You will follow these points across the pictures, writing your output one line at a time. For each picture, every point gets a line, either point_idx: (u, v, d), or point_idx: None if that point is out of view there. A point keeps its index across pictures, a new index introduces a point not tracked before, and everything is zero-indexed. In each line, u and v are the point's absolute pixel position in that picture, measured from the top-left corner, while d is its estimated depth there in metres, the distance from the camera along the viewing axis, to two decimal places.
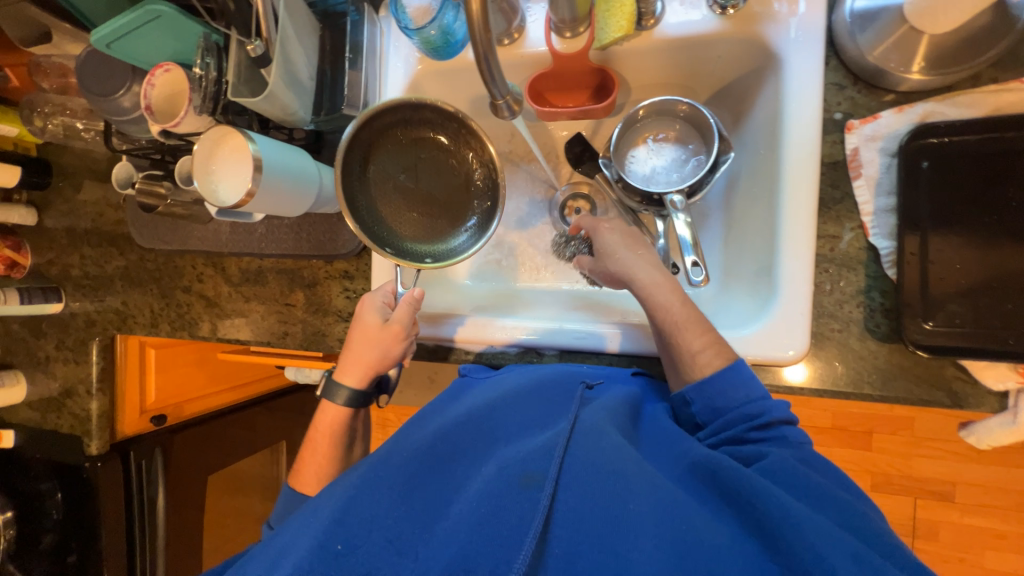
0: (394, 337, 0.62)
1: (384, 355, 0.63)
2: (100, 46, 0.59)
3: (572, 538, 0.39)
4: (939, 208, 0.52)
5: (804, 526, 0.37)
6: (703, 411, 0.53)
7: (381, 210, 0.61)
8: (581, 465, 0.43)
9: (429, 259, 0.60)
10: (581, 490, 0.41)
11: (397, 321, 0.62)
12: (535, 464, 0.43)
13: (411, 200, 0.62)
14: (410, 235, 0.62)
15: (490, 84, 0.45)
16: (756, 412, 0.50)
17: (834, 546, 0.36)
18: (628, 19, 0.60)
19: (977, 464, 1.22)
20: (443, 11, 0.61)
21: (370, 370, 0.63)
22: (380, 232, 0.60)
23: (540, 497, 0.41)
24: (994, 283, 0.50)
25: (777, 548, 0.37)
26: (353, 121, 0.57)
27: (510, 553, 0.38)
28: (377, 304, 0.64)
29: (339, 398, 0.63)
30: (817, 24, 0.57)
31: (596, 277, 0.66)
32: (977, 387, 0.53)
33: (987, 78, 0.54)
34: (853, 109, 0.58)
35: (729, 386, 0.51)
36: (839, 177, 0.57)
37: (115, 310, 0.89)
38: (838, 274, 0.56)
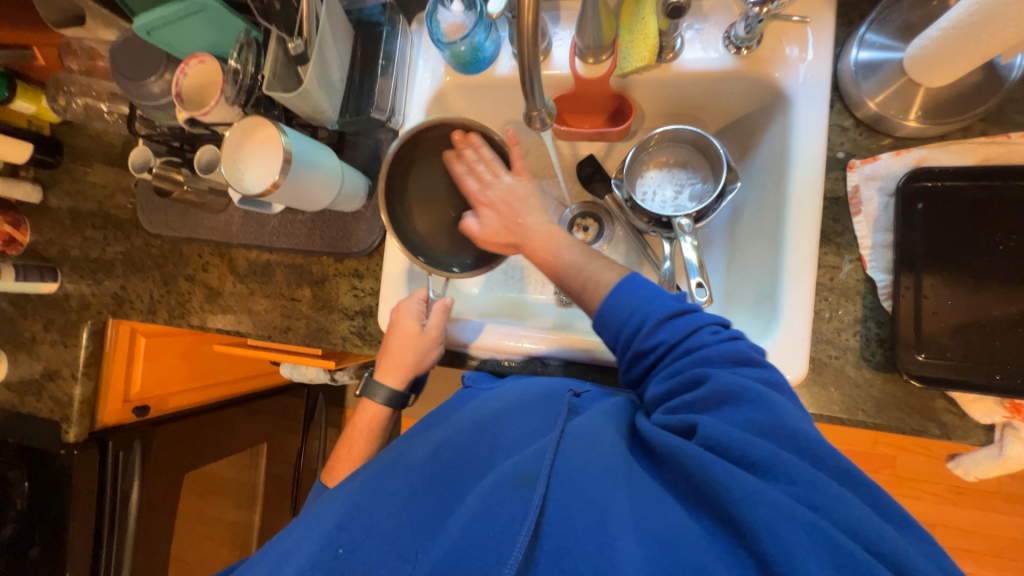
0: (433, 343, 0.66)
1: (422, 357, 0.66)
2: (140, 32, 0.60)
3: (562, 535, 0.38)
4: (932, 247, 0.55)
5: (759, 500, 0.35)
6: (608, 336, 0.52)
7: (418, 223, 0.65)
8: (571, 466, 0.42)
9: (456, 267, 0.66)
10: (575, 486, 0.41)
11: (433, 328, 0.66)
12: (529, 464, 0.43)
13: (443, 211, 0.67)
14: (441, 246, 0.66)
15: (528, 95, 0.48)
16: (641, 318, 0.49)
17: (795, 528, 0.34)
18: (651, 50, 0.62)
19: (955, 506, 1.25)
20: (476, 29, 0.63)
21: (410, 371, 0.67)
22: (416, 243, 0.64)
23: (534, 497, 0.41)
24: (981, 322, 0.53)
25: (747, 543, 0.35)
26: (395, 139, 0.61)
27: (505, 547, 0.38)
28: (412, 310, 0.66)
29: (378, 397, 0.68)
30: (824, 71, 0.61)
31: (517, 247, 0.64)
32: (965, 420, 0.55)
33: (977, 131, 0.58)
34: (854, 149, 0.61)
35: (615, 311, 0.51)
36: (840, 212, 0.60)
37: (112, 294, 0.88)
38: (837, 302, 0.59)
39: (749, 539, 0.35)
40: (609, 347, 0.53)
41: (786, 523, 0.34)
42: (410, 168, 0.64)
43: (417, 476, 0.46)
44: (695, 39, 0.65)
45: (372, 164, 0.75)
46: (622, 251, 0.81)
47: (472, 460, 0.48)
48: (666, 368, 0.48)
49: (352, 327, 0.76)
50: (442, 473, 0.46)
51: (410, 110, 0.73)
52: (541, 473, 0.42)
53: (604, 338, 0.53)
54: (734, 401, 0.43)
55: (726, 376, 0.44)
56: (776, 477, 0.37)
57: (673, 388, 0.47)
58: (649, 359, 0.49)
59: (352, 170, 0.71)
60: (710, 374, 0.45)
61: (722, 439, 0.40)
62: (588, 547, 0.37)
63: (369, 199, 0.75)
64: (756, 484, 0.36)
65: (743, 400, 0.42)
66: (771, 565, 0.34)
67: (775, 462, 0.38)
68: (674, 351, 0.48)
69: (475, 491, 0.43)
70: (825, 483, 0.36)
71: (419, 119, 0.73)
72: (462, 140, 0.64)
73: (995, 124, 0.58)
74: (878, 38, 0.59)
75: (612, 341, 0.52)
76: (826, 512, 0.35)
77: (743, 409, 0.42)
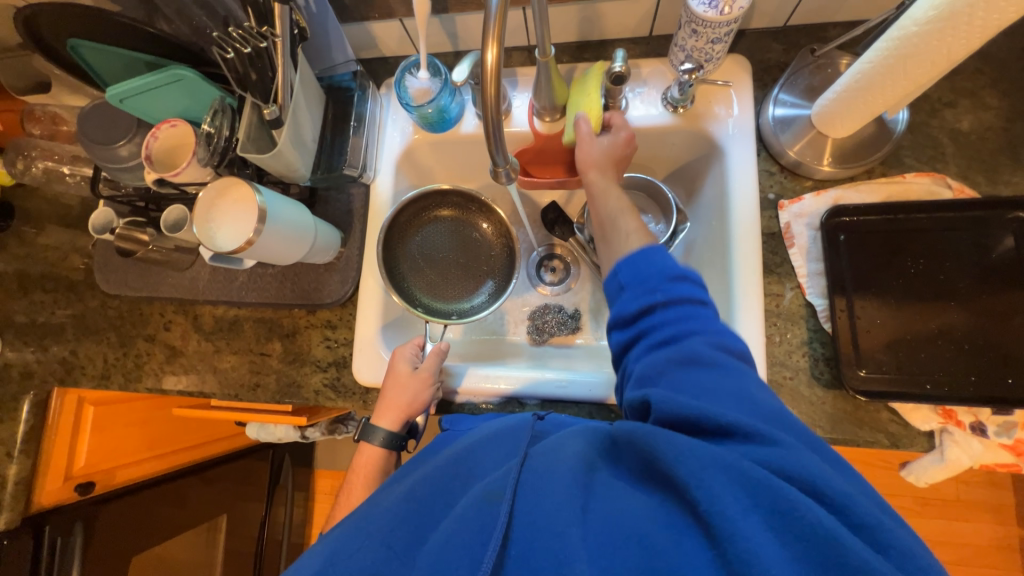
0: (424, 384, 0.65)
1: (415, 398, 0.65)
2: (113, 100, 0.62)
3: (527, 538, 0.39)
4: (858, 273, 0.62)
5: (704, 464, 0.36)
6: (628, 273, 0.53)
7: (417, 285, 0.74)
8: (537, 476, 0.42)
9: (454, 316, 0.73)
10: (535, 494, 0.41)
11: (426, 369, 0.66)
12: (495, 481, 0.43)
13: (441, 270, 0.76)
14: (441, 298, 0.75)
15: (494, 152, 0.50)
16: (667, 268, 0.51)
17: (737, 492, 0.35)
18: (596, 124, 0.66)
19: (921, 517, 1.30)
20: (441, 93, 0.69)
21: (404, 413, 0.65)
22: (412, 295, 0.73)
23: (500, 511, 0.40)
24: (907, 338, 0.60)
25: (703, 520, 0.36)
26: (392, 207, 0.72)
27: (476, 553, 0.39)
28: (407, 354, 0.67)
29: (376, 440, 0.65)
30: (749, 124, 0.70)
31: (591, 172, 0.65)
32: (908, 428, 0.60)
33: (879, 173, 0.67)
34: (782, 191, 0.69)
35: (645, 256, 0.53)
36: (777, 246, 0.67)
37: (61, 360, 0.82)
38: (785, 326, 0.65)
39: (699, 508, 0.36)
40: (621, 285, 0.53)
41: (729, 482, 0.35)
42: (404, 231, 0.74)
43: (391, 511, 0.45)
44: (637, 100, 0.73)
45: (343, 217, 0.78)
46: (588, 290, 0.85)
47: (447, 490, 0.47)
48: (649, 330, 0.49)
49: (324, 378, 0.75)
50: (414, 506, 0.45)
51: (380, 165, 0.77)
52: (507, 489, 0.42)
53: (621, 278, 0.53)
54: (701, 367, 0.45)
55: (700, 348, 0.46)
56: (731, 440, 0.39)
57: (662, 341, 0.48)
58: (646, 335, 0.49)
59: (324, 224, 0.73)
60: (690, 342, 0.47)
61: (671, 411, 0.42)
62: (549, 543, 0.38)
63: (342, 250, 0.77)
64: (697, 446, 0.38)
65: (708, 365, 0.45)
66: (724, 535, 0.34)
67: (730, 423, 0.39)
68: (667, 319, 0.49)
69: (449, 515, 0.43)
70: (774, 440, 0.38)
71: (389, 174, 0.77)
72: (454, 204, 0.76)
73: (893, 167, 0.67)
74: (790, 98, 0.69)
75: (630, 274, 0.53)
76: (779, 469, 0.36)
77: (707, 370, 0.44)
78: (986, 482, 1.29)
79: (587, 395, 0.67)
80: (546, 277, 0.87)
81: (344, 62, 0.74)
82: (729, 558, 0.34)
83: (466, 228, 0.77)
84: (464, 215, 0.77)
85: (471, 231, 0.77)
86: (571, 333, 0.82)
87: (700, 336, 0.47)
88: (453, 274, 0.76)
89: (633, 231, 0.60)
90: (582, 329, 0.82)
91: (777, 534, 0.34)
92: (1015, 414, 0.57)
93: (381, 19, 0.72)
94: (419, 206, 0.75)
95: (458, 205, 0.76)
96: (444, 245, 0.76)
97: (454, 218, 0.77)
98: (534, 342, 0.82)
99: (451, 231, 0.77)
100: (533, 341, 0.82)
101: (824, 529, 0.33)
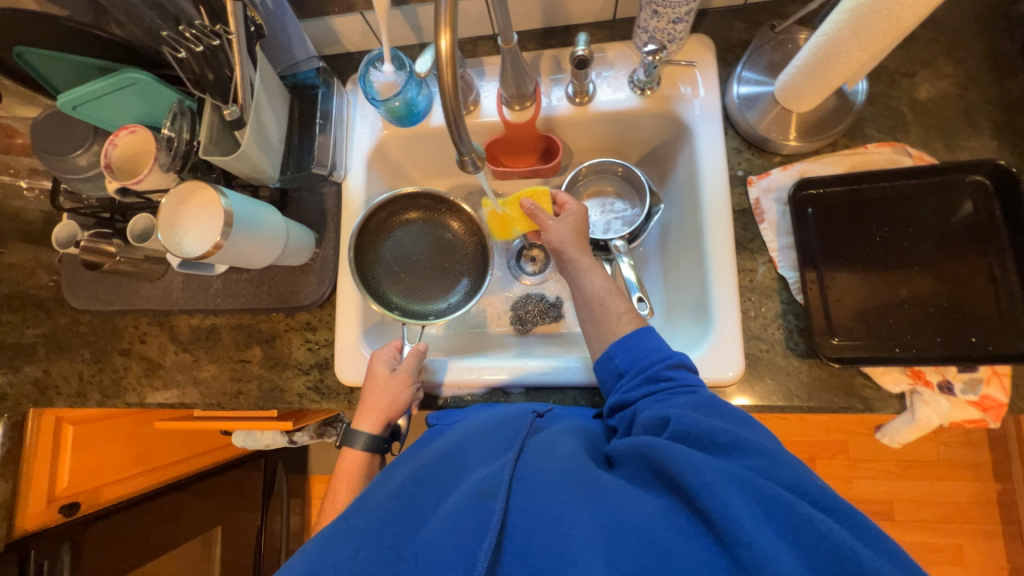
0: (403, 385, 0.65)
1: (394, 400, 0.65)
2: (65, 108, 0.60)
3: (524, 538, 0.38)
4: (826, 245, 0.64)
5: (708, 468, 0.37)
6: (625, 359, 0.56)
7: (392, 290, 0.73)
8: (531, 474, 0.42)
9: (431, 317, 0.73)
10: (532, 494, 0.40)
11: (404, 369, 0.66)
12: (491, 479, 0.43)
13: (416, 273, 0.75)
14: (417, 300, 0.74)
15: (457, 142, 0.49)
16: (665, 354, 0.54)
17: (741, 494, 0.35)
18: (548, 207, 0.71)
19: (905, 480, 1.35)
20: (407, 86, 0.68)
21: (383, 416, 0.65)
22: (387, 299, 0.72)
23: (494, 508, 0.40)
24: (874, 305, 0.61)
25: (708, 521, 0.35)
26: (362, 212, 0.72)
27: (472, 553, 0.37)
28: (384, 356, 0.67)
29: (358, 444, 0.64)
30: (715, 104, 0.70)
31: (567, 253, 0.67)
32: (880, 391, 0.61)
33: (842, 145, 0.69)
34: (750, 168, 0.70)
35: (640, 341, 0.56)
36: (748, 222, 0.68)
37: (34, 381, 0.80)
38: (759, 301, 0.66)
39: (703, 510, 0.36)
40: (619, 371, 0.57)
41: (736, 488, 0.35)
42: (375, 237, 0.74)
43: (385, 507, 0.43)
44: (605, 84, 0.73)
45: (317, 217, 0.77)
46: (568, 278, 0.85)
47: (442, 486, 0.46)
48: (655, 391, 0.51)
49: (307, 382, 0.74)
50: (408, 502, 0.43)
51: (351, 163, 0.76)
52: (501, 486, 0.41)
53: (618, 361, 0.57)
54: (715, 413, 0.46)
55: (708, 399, 0.48)
56: (736, 451, 0.40)
57: (667, 396, 0.50)
58: (657, 385, 0.52)
59: (297, 224, 0.72)
60: (697, 394, 0.49)
61: (688, 428, 0.42)
62: (548, 541, 0.37)
63: (317, 252, 0.76)
64: (703, 457, 0.38)
65: (726, 412, 0.46)
66: (728, 537, 0.34)
67: (738, 438, 0.40)
68: (675, 386, 0.51)
69: (442, 510, 0.42)
70: (781, 459, 0.39)
71: (361, 172, 0.76)
72: (422, 207, 0.76)
73: (856, 138, 0.68)
74: (753, 75, 0.69)
75: (630, 359, 0.56)
76: (782, 480, 0.37)
77: (722, 416, 0.46)
78: (964, 443, 1.34)
79: (570, 381, 0.68)
80: (526, 266, 0.87)
81: (306, 59, 0.73)
82: (742, 563, 0.33)
83: (437, 229, 0.76)
84: (436, 217, 0.76)
85: (443, 232, 0.76)
86: (554, 322, 0.82)
87: (705, 392, 0.50)
88: (428, 275, 0.75)
89: (623, 310, 0.61)
90: (565, 317, 0.83)
91: (787, 540, 0.33)
92: (981, 371, 0.58)
93: (342, 14, 0.71)
94: (389, 211, 0.74)
95: (427, 207, 0.76)
96: (416, 248, 0.76)
97: (427, 222, 0.76)
98: (517, 332, 0.83)
99: (424, 235, 0.76)
100: (516, 331, 0.82)
101: (838, 542, 0.33)
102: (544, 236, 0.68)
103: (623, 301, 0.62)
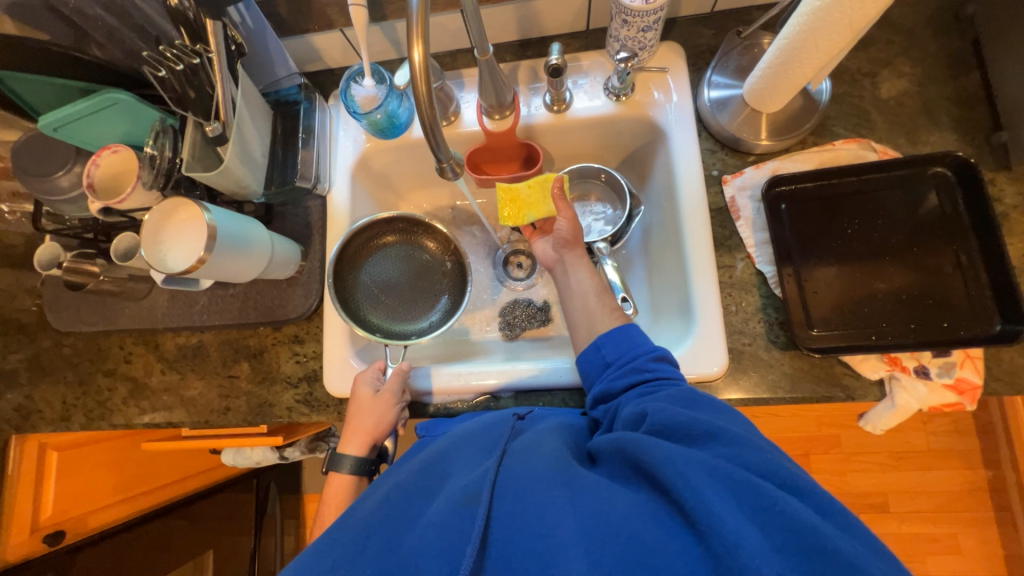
0: (388, 405, 0.65)
1: (380, 421, 0.64)
2: (45, 129, 0.60)
3: (508, 540, 0.38)
4: (800, 239, 0.66)
5: (682, 458, 0.37)
6: (612, 350, 0.57)
7: (372, 314, 0.73)
8: (514, 475, 0.42)
9: (413, 337, 0.73)
10: (515, 496, 0.40)
11: (388, 390, 0.65)
12: (475, 484, 0.42)
13: (396, 296, 0.76)
14: (398, 323, 0.74)
15: (435, 150, 0.51)
16: (650, 346, 0.56)
17: (715, 483, 0.36)
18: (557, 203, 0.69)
19: (897, 471, 1.36)
20: (388, 99, 0.69)
21: (369, 437, 0.64)
22: (368, 323, 0.72)
23: (477, 515, 0.39)
24: (850, 295, 0.63)
25: (684, 512, 0.36)
26: (339, 239, 0.72)
27: (455, 558, 0.38)
28: (367, 377, 0.67)
29: (345, 468, 0.63)
30: (687, 108, 0.73)
31: (570, 243, 0.67)
32: (860, 379, 0.63)
33: (811, 143, 0.71)
34: (724, 167, 0.72)
35: (626, 335, 0.57)
36: (724, 220, 0.70)
37: (16, 407, 0.79)
38: (739, 296, 0.67)
39: (679, 500, 0.36)
40: (605, 362, 0.57)
41: (711, 477, 0.36)
42: (353, 262, 0.74)
43: (368, 517, 0.42)
44: (581, 92, 0.76)
45: (302, 231, 0.77)
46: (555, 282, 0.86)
47: (426, 493, 0.45)
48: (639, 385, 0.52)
49: (297, 395, 0.74)
50: (393, 511, 0.43)
51: (334, 176, 0.77)
52: (484, 491, 0.41)
53: (605, 352, 0.57)
54: (694, 405, 0.47)
55: (687, 390, 0.49)
56: (712, 442, 0.41)
57: (646, 391, 0.51)
58: (640, 376, 0.53)
59: (282, 238, 0.73)
60: (676, 386, 0.50)
61: (667, 422, 0.43)
62: (531, 543, 0.37)
63: (303, 264, 0.77)
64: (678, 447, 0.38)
65: (705, 403, 0.47)
66: (702, 525, 0.34)
67: (714, 429, 0.41)
68: (655, 379, 0.52)
69: (426, 517, 0.41)
70: (756, 446, 0.40)
71: (345, 185, 0.77)
72: (399, 230, 0.77)
73: (823, 136, 0.71)
74: (722, 79, 0.72)
75: (615, 350, 0.57)
76: (756, 466, 0.38)
77: (701, 408, 0.47)
78: (952, 431, 1.36)
79: (557, 381, 0.69)
80: (513, 272, 0.88)
81: (287, 75, 0.75)
82: (715, 550, 0.33)
83: (415, 251, 0.77)
84: (414, 238, 0.78)
85: (421, 253, 0.77)
86: (542, 325, 0.83)
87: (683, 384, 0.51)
88: (408, 296, 0.76)
89: (613, 307, 0.62)
90: (553, 320, 0.84)
91: (760, 524, 0.34)
92: (954, 355, 0.60)
93: (321, 31, 0.73)
94: (366, 237, 0.75)
95: (404, 230, 0.77)
96: (395, 272, 0.76)
97: (406, 243, 0.77)
98: (507, 337, 0.83)
99: (403, 258, 0.77)
100: (506, 336, 0.83)
101: (808, 522, 0.33)
102: (556, 224, 0.67)
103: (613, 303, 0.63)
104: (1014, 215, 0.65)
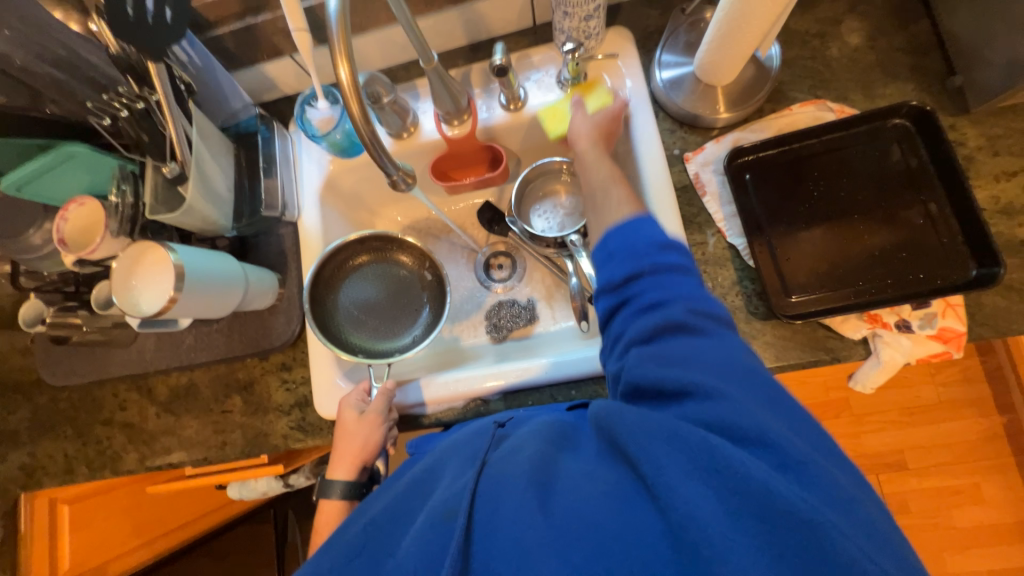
0: (374, 425, 0.65)
1: (366, 442, 0.64)
2: (10, 190, 0.62)
3: (488, 543, 0.38)
4: (768, 208, 0.66)
5: (640, 431, 0.38)
6: (617, 242, 0.52)
7: (353, 335, 0.73)
8: (492, 480, 0.41)
9: (396, 353, 0.73)
10: (492, 504, 0.39)
11: (372, 411, 0.65)
12: (453, 498, 0.42)
13: (378, 313, 0.76)
14: (382, 338, 0.75)
15: (381, 164, 0.51)
16: (659, 238, 0.50)
17: (673, 453, 0.36)
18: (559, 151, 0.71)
19: (912, 427, 1.34)
20: (344, 118, 0.70)
21: (357, 460, 0.64)
22: (350, 345, 0.72)
23: (455, 529, 0.39)
24: (823, 258, 0.63)
25: (649, 488, 0.36)
26: (314, 264, 0.73)
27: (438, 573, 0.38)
28: (352, 401, 0.67)
29: (335, 495, 0.63)
30: (642, 91, 0.72)
31: (581, 141, 0.66)
32: (844, 340, 0.62)
33: (769, 110, 0.71)
34: (686, 145, 0.72)
35: (635, 227, 0.51)
36: (691, 197, 0.70)
37: (20, 466, 0.80)
38: (714, 271, 0.67)
39: (643, 476, 0.37)
40: (609, 254, 0.52)
41: (669, 448, 0.37)
42: (330, 287, 0.75)
43: (355, 539, 0.43)
44: (535, 88, 0.75)
45: (277, 259, 0.78)
46: (537, 279, 0.86)
47: (410, 507, 0.45)
48: (642, 294, 0.48)
49: (290, 422, 0.74)
50: (380, 532, 0.43)
51: (303, 202, 0.78)
52: (462, 503, 0.40)
53: (610, 245, 0.52)
54: (683, 334, 0.45)
55: (682, 315, 0.46)
56: (681, 407, 0.41)
57: (643, 315, 0.47)
58: (640, 274, 0.49)
59: (256, 269, 0.73)
60: (671, 305, 0.46)
61: (641, 380, 0.44)
62: (507, 545, 0.37)
63: (282, 292, 0.77)
64: (642, 416, 0.39)
65: (693, 331, 0.45)
66: (662, 497, 0.35)
67: (685, 386, 0.41)
68: (653, 284, 0.48)
69: (411, 532, 0.42)
70: (725, 402, 0.39)
71: (315, 209, 0.78)
72: (373, 248, 0.77)
73: (780, 102, 0.71)
74: (672, 58, 0.72)
75: (620, 239, 0.52)
76: (719, 428, 0.38)
77: (691, 339, 0.44)
78: (963, 380, 1.35)
79: (545, 377, 0.69)
80: (494, 274, 0.88)
81: (243, 107, 0.75)
82: (674, 524, 0.34)
83: (391, 268, 0.78)
84: (390, 253, 0.78)
85: (397, 270, 0.78)
86: (528, 324, 0.83)
87: (683, 301, 0.47)
88: (389, 313, 0.76)
89: (623, 198, 0.57)
90: (539, 317, 0.84)
91: (715, 489, 0.34)
92: (935, 305, 0.60)
93: (271, 60, 0.74)
94: (340, 260, 0.75)
95: (379, 246, 0.77)
96: (373, 291, 0.76)
97: (382, 259, 0.78)
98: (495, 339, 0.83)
99: (381, 275, 0.77)
100: (494, 338, 0.83)
101: (759, 482, 0.34)
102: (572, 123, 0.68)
103: (624, 193, 0.57)
104: (979, 156, 0.65)
